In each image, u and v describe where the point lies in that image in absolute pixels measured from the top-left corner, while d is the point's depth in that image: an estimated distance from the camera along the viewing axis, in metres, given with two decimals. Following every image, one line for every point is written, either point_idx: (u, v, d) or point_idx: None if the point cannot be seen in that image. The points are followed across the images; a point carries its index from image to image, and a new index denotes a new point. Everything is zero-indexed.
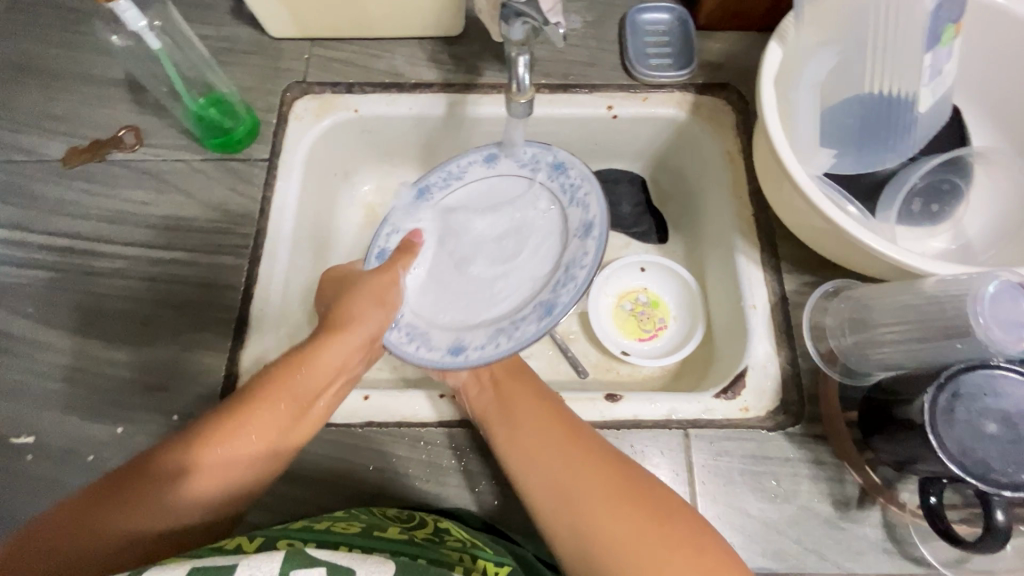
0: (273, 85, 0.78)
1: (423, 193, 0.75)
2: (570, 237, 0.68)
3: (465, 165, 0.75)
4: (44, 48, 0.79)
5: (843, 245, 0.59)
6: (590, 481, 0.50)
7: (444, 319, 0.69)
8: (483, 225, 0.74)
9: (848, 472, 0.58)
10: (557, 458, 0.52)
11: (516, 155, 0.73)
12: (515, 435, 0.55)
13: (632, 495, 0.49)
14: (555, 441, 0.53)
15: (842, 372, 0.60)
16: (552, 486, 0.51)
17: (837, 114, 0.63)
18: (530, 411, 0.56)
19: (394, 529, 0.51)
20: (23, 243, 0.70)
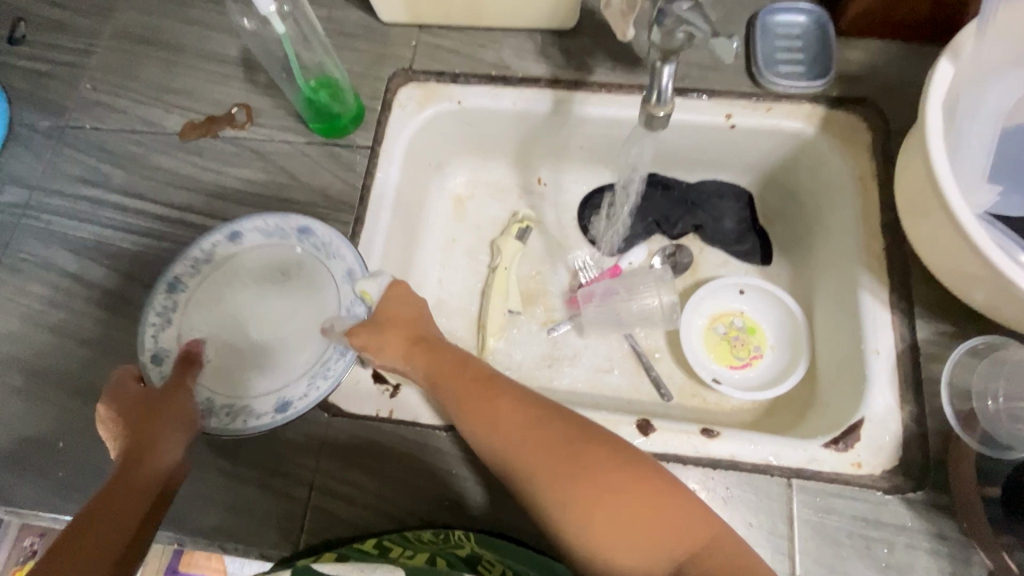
0: (380, 71, 0.77)
1: (167, 287, 0.61)
2: (338, 281, 0.64)
3: (209, 244, 0.64)
4: (168, 23, 0.81)
5: (1002, 298, 0.52)
6: (556, 448, 0.49)
7: (248, 397, 0.60)
8: (232, 293, 0.64)
9: (976, 552, 0.51)
10: (519, 437, 0.50)
11: (257, 228, 0.65)
12: (468, 412, 0.53)
13: (593, 460, 0.49)
14: (511, 415, 0.51)
15: (981, 441, 0.53)
16: (521, 461, 0.50)
17: (1010, 146, 0.58)
18: (481, 389, 0.54)
19: (421, 556, 0.51)
20: (139, 212, 0.73)
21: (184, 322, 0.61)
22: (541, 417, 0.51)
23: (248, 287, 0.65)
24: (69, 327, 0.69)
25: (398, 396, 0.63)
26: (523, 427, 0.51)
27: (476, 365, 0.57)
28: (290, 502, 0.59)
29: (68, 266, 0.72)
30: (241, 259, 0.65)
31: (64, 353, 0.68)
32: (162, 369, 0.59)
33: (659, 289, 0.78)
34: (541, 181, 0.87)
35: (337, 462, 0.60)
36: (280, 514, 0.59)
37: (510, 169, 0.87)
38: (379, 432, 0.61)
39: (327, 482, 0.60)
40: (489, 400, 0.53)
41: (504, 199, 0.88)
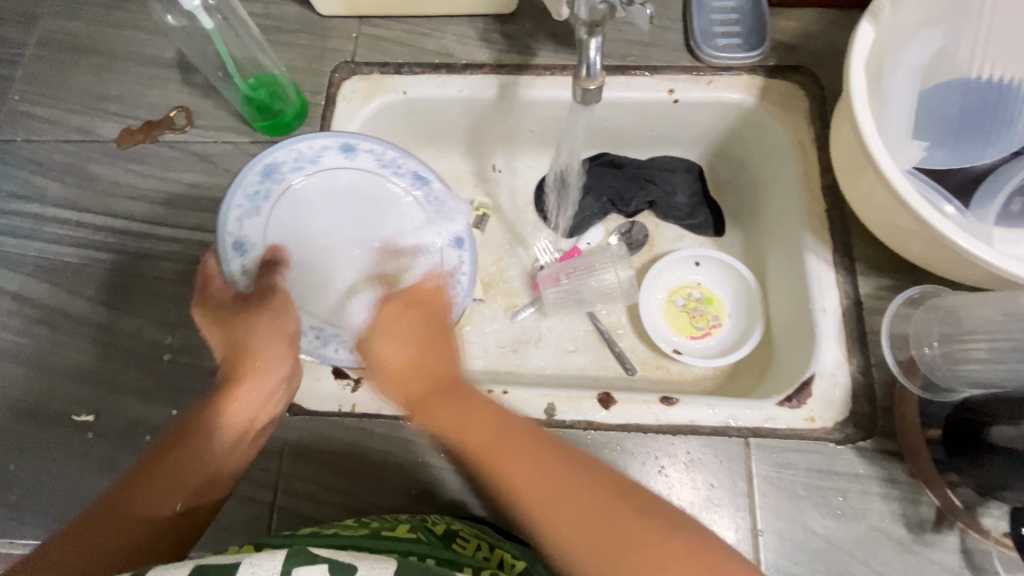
0: (321, 65, 0.76)
1: (263, 174, 0.65)
2: (444, 243, 0.71)
3: (311, 147, 0.67)
4: (97, 27, 0.78)
5: (933, 249, 0.54)
6: (612, 521, 0.42)
7: (339, 315, 0.67)
8: (322, 209, 0.69)
9: (925, 492, 0.54)
10: (541, 480, 0.44)
11: (373, 152, 0.69)
12: (498, 478, 0.45)
13: (647, 534, 0.41)
14: (544, 480, 0.44)
15: (923, 386, 0.55)
16: (564, 539, 0.42)
17: (936, 101, 0.59)
18: (511, 463, 0.45)
19: (402, 528, 0.50)
20: (78, 223, 0.71)
21: (277, 223, 0.66)
22: (574, 487, 0.44)
23: (336, 206, 0.70)
24: (13, 347, 0.66)
25: (358, 391, 0.62)
26: (560, 492, 0.43)
27: (499, 424, 0.48)
28: (256, 505, 0.59)
29: (7, 284, 0.69)
30: (329, 176, 0.69)
31: (8, 374, 0.65)
32: (242, 261, 0.63)
33: (615, 265, 0.79)
34: (496, 169, 0.88)
35: (303, 460, 0.60)
36: (246, 518, 0.58)
37: (464, 158, 0.87)
38: (342, 428, 0.60)
39: (294, 482, 0.59)
40: (511, 457, 0.46)
41: (459, 188, 0.87)
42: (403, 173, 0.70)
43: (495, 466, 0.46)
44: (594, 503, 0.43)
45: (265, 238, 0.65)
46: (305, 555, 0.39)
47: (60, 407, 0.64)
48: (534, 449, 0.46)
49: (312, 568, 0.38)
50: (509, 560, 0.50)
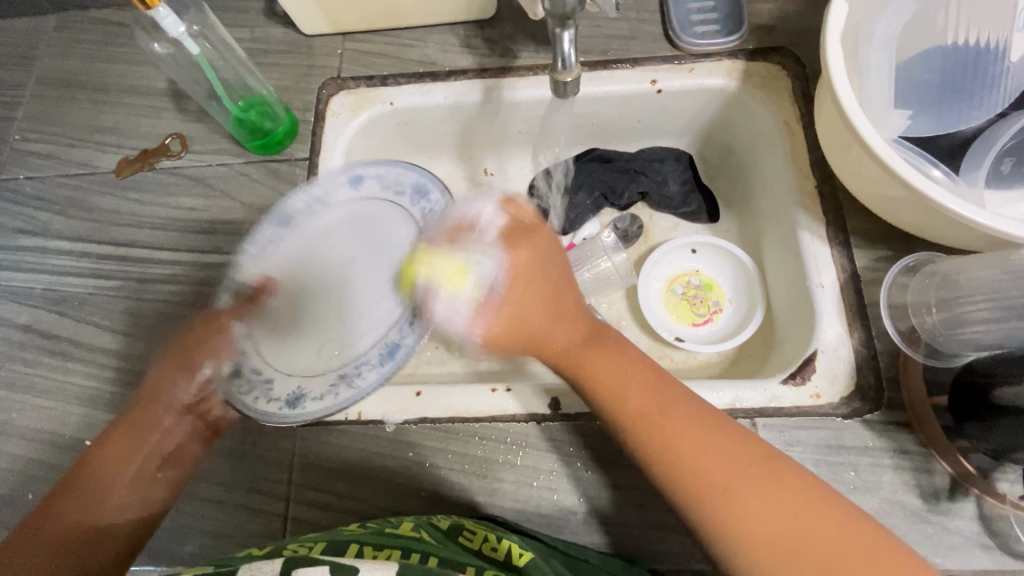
0: (309, 83, 0.77)
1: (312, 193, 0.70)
2: None
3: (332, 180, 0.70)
4: (92, 63, 0.81)
5: (925, 215, 0.54)
6: (694, 447, 0.46)
7: (289, 362, 0.64)
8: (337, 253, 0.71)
9: (937, 461, 0.53)
10: (670, 430, 0.47)
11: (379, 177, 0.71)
12: (602, 384, 0.50)
13: (743, 457, 0.45)
14: (660, 406, 0.48)
15: (927, 354, 0.55)
16: (677, 470, 0.46)
17: (916, 69, 0.59)
18: (611, 386, 0.50)
19: (405, 526, 0.51)
20: (83, 253, 0.73)
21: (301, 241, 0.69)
22: (668, 401, 0.49)
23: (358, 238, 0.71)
24: (26, 379, 0.68)
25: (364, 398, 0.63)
26: (675, 417, 0.47)
27: (653, 385, 0.50)
28: (269, 518, 0.59)
29: (17, 317, 0.70)
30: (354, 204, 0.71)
31: (22, 406, 0.67)
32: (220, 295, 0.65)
33: (608, 253, 0.79)
34: (488, 172, 0.89)
35: (312, 470, 0.60)
36: (262, 531, 0.59)
37: (455, 164, 0.88)
38: (349, 435, 0.61)
39: (305, 492, 0.60)
40: (603, 374, 0.51)
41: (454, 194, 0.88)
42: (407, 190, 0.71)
43: (595, 385, 0.50)
44: (699, 429, 0.46)
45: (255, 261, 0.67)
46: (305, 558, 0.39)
47: (74, 434, 0.65)
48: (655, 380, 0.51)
49: (314, 570, 0.38)
50: (518, 549, 0.50)
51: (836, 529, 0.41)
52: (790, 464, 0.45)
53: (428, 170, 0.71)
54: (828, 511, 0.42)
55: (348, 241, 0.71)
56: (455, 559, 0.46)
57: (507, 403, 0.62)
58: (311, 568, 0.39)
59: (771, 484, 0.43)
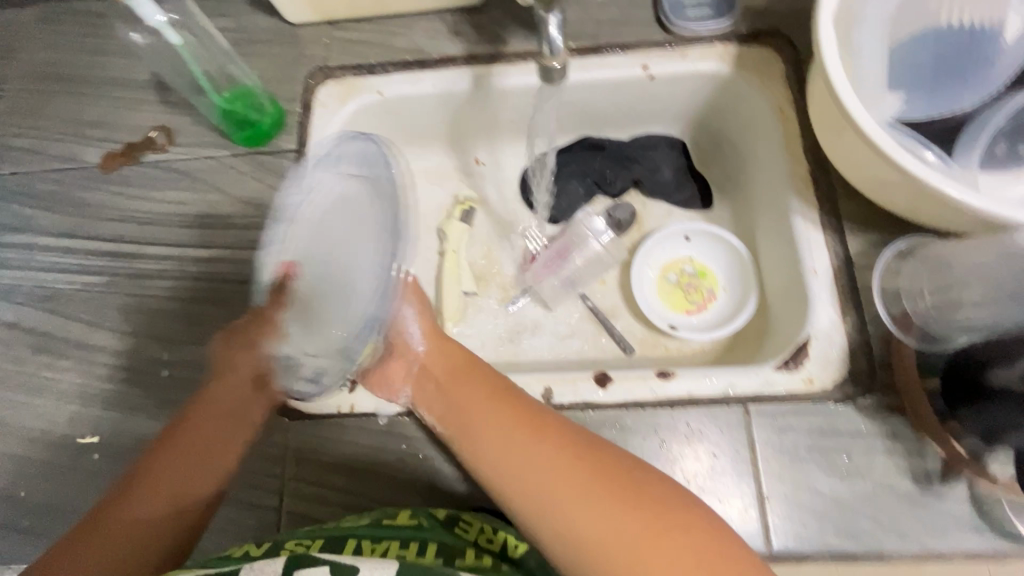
0: (296, 73, 0.76)
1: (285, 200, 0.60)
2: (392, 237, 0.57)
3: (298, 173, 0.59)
4: (73, 54, 0.79)
5: (918, 198, 0.54)
6: (541, 483, 0.46)
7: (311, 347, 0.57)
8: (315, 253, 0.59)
9: (929, 445, 0.53)
10: (517, 454, 0.48)
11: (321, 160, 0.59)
12: (480, 419, 0.52)
13: (586, 473, 0.45)
14: (528, 429, 0.49)
15: (918, 338, 0.55)
16: (525, 502, 0.46)
17: (910, 50, 0.59)
18: (487, 416, 0.52)
19: (403, 515, 0.51)
20: (70, 249, 0.72)
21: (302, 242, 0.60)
22: (535, 429, 0.49)
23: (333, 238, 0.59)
24: (16, 376, 0.67)
25: (355, 391, 0.62)
26: (523, 436, 0.49)
27: (517, 417, 0.51)
28: (264, 511, 0.59)
29: (5, 315, 0.70)
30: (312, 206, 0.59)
31: (13, 404, 0.66)
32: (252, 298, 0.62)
33: (592, 232, 0.80)
34: (479, 162, 0.88)
35: (306, 463, 0.60)
36: (257, 524, 0.59)
37: (446, 154, 0.88)
38: (342, 428, 0.61)
39: (299, 486, 0.60)
40: (477, 409, 0.53)
41: (446, 184, 0.88)
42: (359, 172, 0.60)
43: (472, 429, 0.52)
44: (551, 453, 0.47)
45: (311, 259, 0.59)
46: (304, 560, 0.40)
47: (65, 432, 0.65)
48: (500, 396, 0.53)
49: (313, 571, 0.39)
50: (513, 541, 0.51)
51: (677, 539, 0.41)
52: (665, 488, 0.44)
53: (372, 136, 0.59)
54: (659, 528, 0.42)
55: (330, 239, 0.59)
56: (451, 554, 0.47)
57: None
58: (310, 569, 0.39)
59: (623, 494, 0.44)
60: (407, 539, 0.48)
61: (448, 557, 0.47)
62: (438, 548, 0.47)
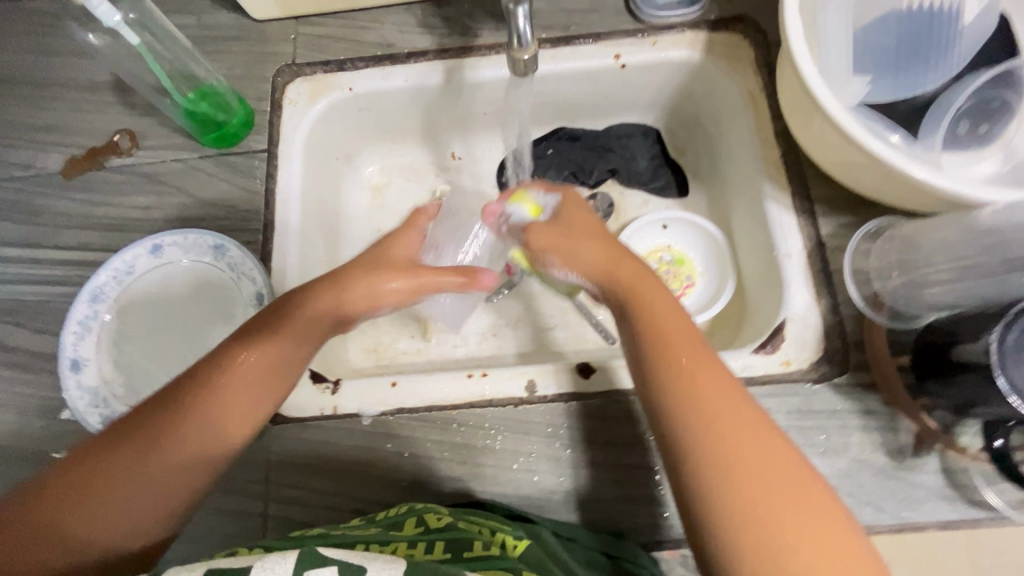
0: (263, 71, 0.74)
1: (112, 274, 0.65)
2: (247, 305, 0.65)
3: (133, 257, 0.66)
4: (27, 58, 0.76)
5: (883, 180, 0.55)
6: (723, 443, 0.43)
7: None
8: (150, 325, 0.66)
9: (902, 420, 0.55)
10: (702, 405, 0.44)
11: (180, 245, 0.66)
12: (676, 379, 0.46)
13: (767, 473, 0.42)
14: (722, 408, 0.44)
15: (890, 316, 0.57)
16: (704, 462, 0.43)
17: (872, 34, 0.60)
18: (711, 383, 0.46)
19: (409, 522, 0.51)
20: (34, 259, 0.69)
21: (130, 314, 0.65)
22: (732, 424, 0.44)
23: (167, 314, 0.67)
24: None
25: (338, 392, 0.62)
26: (726, 409, 0.44)
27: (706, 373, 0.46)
28: (249, 516, 0.58)
29: None
30: (161, 274, 0.67)
31: None
32: (78, 379, 0.62)
33: None
34: (455, 156, 0.87)
35: (290, 466, 0.60)
36: (242, 531, 0.58)
37: (422, 149, 0.87)
38: (326, 430, 0.60)
39: (284, 489, 0.59)
40: (700, 374, 0.46)
41: (423, 180, 0.87)
42: (205, 251, 0.66)
43: (668, 382, 0.46)
44: (759, 462, 0.42)
45: (126, 333, 0.65)
46: (315, 558, 0.36)
47: (36, 448, 0.62)
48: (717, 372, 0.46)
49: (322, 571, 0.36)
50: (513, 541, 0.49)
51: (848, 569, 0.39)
52: (825, 494, 0.42)
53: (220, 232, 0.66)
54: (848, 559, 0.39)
55: (156, 312, 0.66)
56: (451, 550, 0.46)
57: (483, 388, 0.62)
58: (320, 568, 0.36)
59: (827, 545, 0.40)
60: (414, 540, 0.48)
61: (455, 552, 0.47)
62: (445, 544, 0.48)
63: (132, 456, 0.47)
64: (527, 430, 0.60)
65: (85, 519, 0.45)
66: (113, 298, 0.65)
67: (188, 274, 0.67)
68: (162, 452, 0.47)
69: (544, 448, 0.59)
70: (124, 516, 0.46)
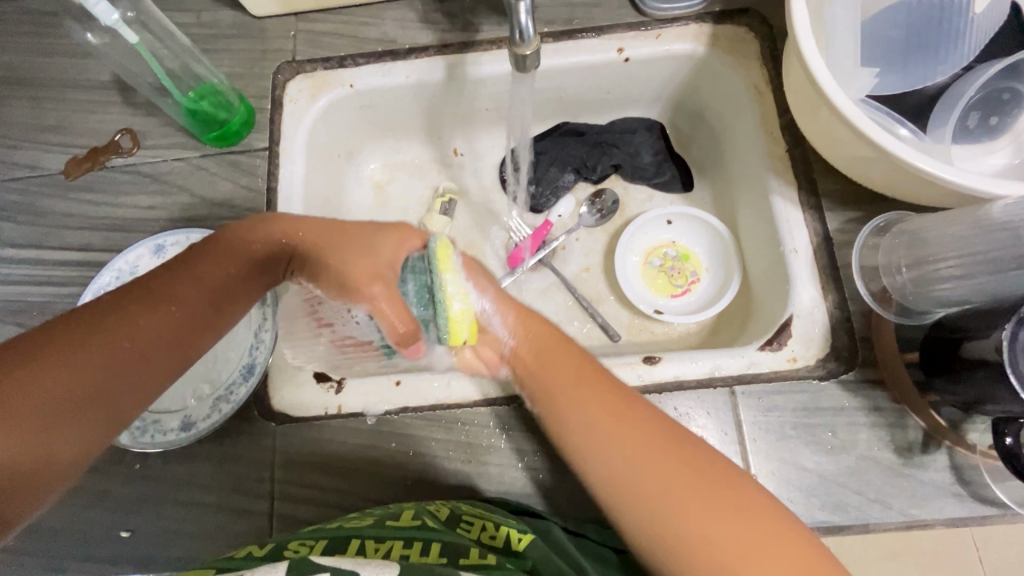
0: (263, 68, 0.74)
1: (116, 273, 0.65)
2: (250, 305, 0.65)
3: (136, 257, 0.66)
4: (28, 58, 0.76)
5: (893, 174, 0.54)
6: (630, 459, 0.48)
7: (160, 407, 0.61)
8: None
9: (910, 416, 0.54)
10: (603, 434, 0.49)
11: (182, 245, 0.67)
12: (564, 410, 0.52)
13: (668, 471, 0.47)
14: (608, 431, 0.49)
15: (898, 311, 0.56)
16: (618, 487, 0.47)
17: (880, 26, 0.59)
18: (593, 406, 0.51)
19: (407, 515, 0.51)
20: (38, 260, 0.69)
21: None
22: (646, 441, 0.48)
23: None
24: None
25: (343, 391, 0.61)
26: (608, 433, 0.49)
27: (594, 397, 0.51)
28: (255, 515, 0.59)
29: None
30: None
31: None
32: None
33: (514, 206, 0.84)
34: (457, 152, 0.87)
35: (295, 466, 0.60)
36: (249, 530, 0.58)
37: (424, 145, 0.86)
38: (330, 429, 0.60)
39: (289, 488, 0.59)
40: (574, 403, 0.51)
41: (425, 177, 0.87)
42: None
43: (562, 414, 0.51)
44: (665, 459, 0.47)
45: None
46: (307, 566, 0.36)
47: None
48: (598, 392, 0.52)
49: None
50: (516, 535, 0.50)
51: (770, 537, 0.43)
52: (752, 491, 0.46)
53: (222, 231, 0.67)
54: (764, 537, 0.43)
55: None
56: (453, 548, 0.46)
57: (488, 386, 0.61)
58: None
59: (745, 514, 0.45)
60: (410, 539, 0.47)
61: (451, 557, 0.46)
62: (440, 547, 0.46)
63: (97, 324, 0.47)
64: (532, 428, 0.60)
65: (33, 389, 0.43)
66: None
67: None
68: (136, 317, 0.48)
69: (548, 448, 0.59)
70: (71, 379, 0.44)
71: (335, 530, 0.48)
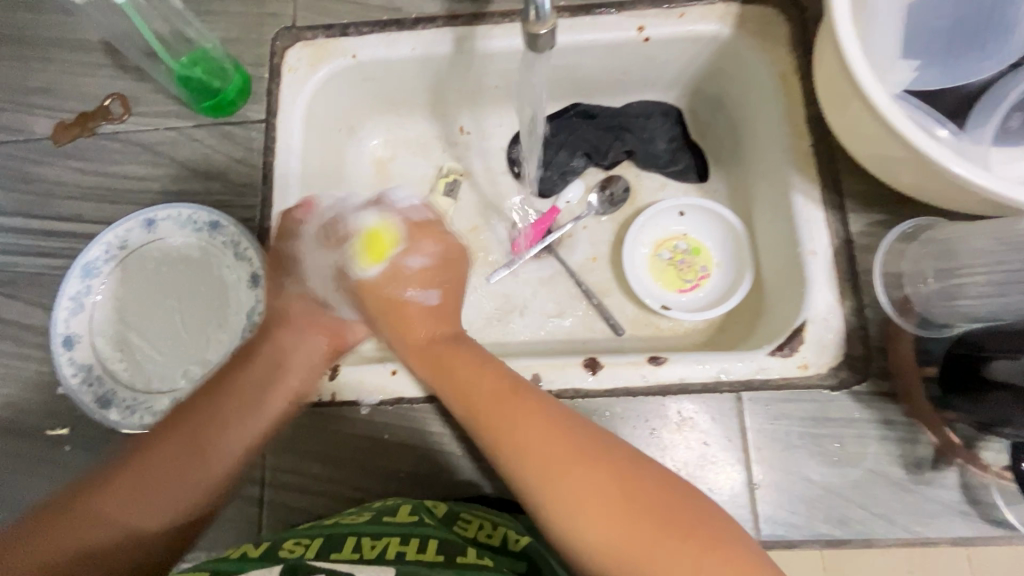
0: (261, 34, 0.70)
1: (105, 247, 0.63)
2: (243, 286, 0.63)
3: (126, 230, 0.64)
4: (13, 13, 0.72)
5: (924, 176, 0.51)
6: (537, 460, 0.47)
7: (154, 384, 0.61)
8: (141, 303, 0.64)
9: (922, 432, 0.52)
10: (515, 440, 0.49)
11: (174, 221, 0.64)
12: (513, 451, 0.48)
13: (631, 519, 0.44)
14: (567, 476, 0.46)
15: (919, 324, 0.54)
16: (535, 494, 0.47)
17: (925, 15, 0.55)
18: (502, 405, 0.51)
19: (405, 509, 0.49)
20: (25, 229, 0.67)
21: (122, 291, 0.63)
22: (563, 450, 0.47)
23: (158, 292, 0.64)
24: None
25: (337, 378, 0.60)
26: (574, 474, 0.46)
27: (501, 391, 0.52)
28: (244, 503, 0.57)
29: None
30: (155, 249, 0.64)
31: None
32: (71, 356, 0.60)
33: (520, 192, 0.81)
34: (464, 130, 0.82)
35: (285, 455, 0.58)
36: (238, 519, 0.57)
37: (428, 121, 0.82)
38: (323, 417, 0.59)
39: (279, 477, 0.58)
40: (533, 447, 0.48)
41: (428, 155, 0.83)
42: (199, 227, 0.64)
43: (478, 428, 0.51)
44: (586, 480, 0.46)
45: (117, 313, 0.63)
46: None
47: (29, 422, 0.61)
48: (528, 412, 0.50)
49: None
50: (514, 536, 0.50)
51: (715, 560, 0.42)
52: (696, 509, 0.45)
53: (215, 208, 0.64)
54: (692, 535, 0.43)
55: (147, 290, 0.64)
56: (451, 546, 0.45)
57: None
58: None
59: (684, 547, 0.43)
60: (407, 535, 0.46)
61: (447, 555, 0.45)
62: (438, 544, 0.45)
63: (207, 418, 0.56)
64: None
65: (131, 487, 0.51)
66: (106, 273, 0.63)
67: (180, 250, 0.65)
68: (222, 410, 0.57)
69: None
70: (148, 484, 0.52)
71: (332, 529, 0.47)
